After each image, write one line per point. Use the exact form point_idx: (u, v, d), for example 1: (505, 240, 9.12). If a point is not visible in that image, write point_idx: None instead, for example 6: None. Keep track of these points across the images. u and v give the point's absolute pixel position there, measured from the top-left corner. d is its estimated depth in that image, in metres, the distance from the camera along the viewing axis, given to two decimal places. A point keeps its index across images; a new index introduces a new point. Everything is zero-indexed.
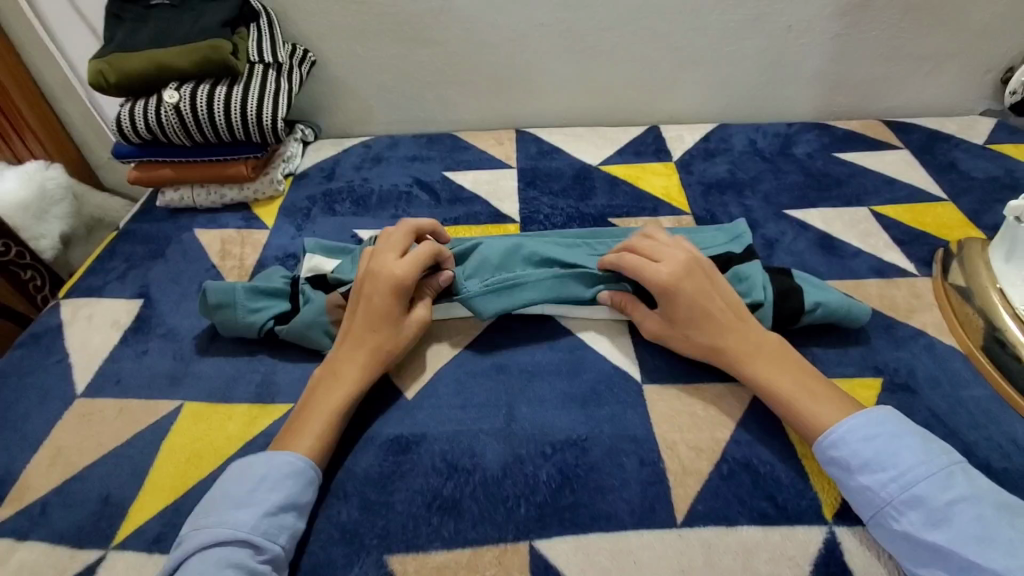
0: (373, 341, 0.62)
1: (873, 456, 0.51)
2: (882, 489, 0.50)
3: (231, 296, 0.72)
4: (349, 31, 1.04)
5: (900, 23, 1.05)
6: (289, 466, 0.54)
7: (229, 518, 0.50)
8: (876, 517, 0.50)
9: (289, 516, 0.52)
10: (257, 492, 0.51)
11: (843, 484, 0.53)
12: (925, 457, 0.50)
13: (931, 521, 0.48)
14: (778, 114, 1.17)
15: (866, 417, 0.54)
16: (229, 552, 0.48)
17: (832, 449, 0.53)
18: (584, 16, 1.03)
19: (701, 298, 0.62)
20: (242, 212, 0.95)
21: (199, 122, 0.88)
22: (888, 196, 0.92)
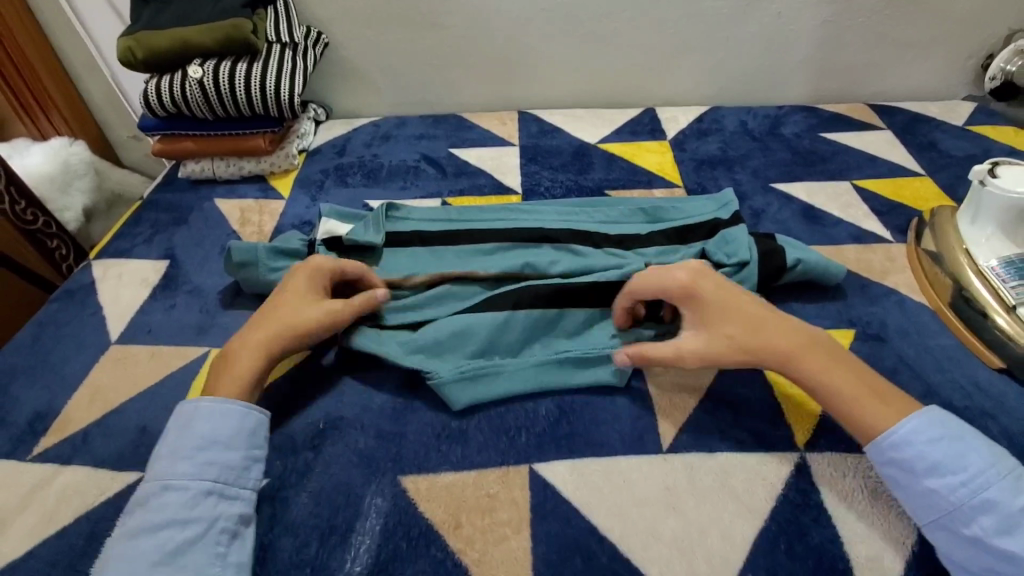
0: (284, 314, 0.63)
1: (942, 459, 0.50)
2: (952, 491, 0.49)
3: (253, 255, 0.77)
4: (361, 15, 1.09)
5: (884, 10, 1.11)
6: (200, 412, 0.55)
7: (152, 473, 0.52)
8: (937, 522, 0.49)
9: (214, 452, 0.53)
10: (173, 444, 0.54)
11: (900, 486, 0.51)
12: (992, 459, 0.49)
13: (1003, 527, 0.47)
14: (768, 98, 1.22)
15: (934, 420, 0.51)
16: (159, 499, 0.50)
17: (892, 449, 0.52)
18: (584, 2, 1.09)
19: (727, 304, 0.59)
20: (259, 184, 1.00)
21: (221, 96, 0.93)
22: (869, 171, 0.97)
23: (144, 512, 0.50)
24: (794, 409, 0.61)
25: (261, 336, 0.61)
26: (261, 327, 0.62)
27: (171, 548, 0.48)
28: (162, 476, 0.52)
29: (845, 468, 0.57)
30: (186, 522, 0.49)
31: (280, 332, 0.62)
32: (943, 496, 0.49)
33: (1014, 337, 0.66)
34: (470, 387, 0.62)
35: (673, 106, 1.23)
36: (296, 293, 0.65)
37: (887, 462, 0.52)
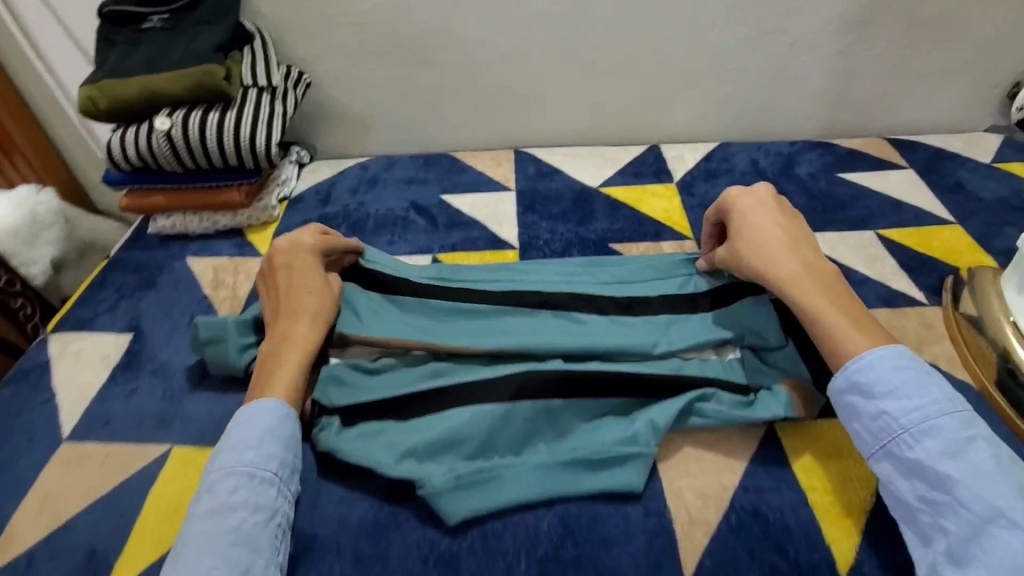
0: (315, 302, 0.66)
1: (900, 385, 0.54)
2: (902, 416, 0.52)
3: (222, 331, 0.69)
4: (344, 52, 1.02)
5: (903, 39, 1.04)
6: (259, 407, 0.58)
7: (217, 460, 0.54)
8: (885, 447, 0.53)
9: (275, 447, 0.56)
10: (237, 435, 0.56)
11: (856, 413, 0.55)
12: (951, 395, 0.53)
13: (944, 452, 0.50)
14: (780, 132, 1.15)
15: (901, 356, 0.55)
16: (228, 484, 0.52)
17: (857, 374, 0.56)
18: (583, 36, 1.02)
19: (762, 228, 0.68)
20: (235, 239, 0.93)
21: (191, 148, 0.86)
22: (895, 219, 0.90)
23: (214, 495, 0.51)
24: (831, 524, 0.54)
25: (306, 326, 0.64)
26: (302, 318, 0.65)
27: (245, 530, 0.50)
28: (228, 465, 0.54)
29: None
30: (256, 507, 0.52)
31: (319, 319, 0.66)
32: (893, 417, 0.52)
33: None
34: (466, 497, 0.55)
35: (677, 142, 1.16)
36: (314, 279, 0.68)
37: (850, 388, 0.56)
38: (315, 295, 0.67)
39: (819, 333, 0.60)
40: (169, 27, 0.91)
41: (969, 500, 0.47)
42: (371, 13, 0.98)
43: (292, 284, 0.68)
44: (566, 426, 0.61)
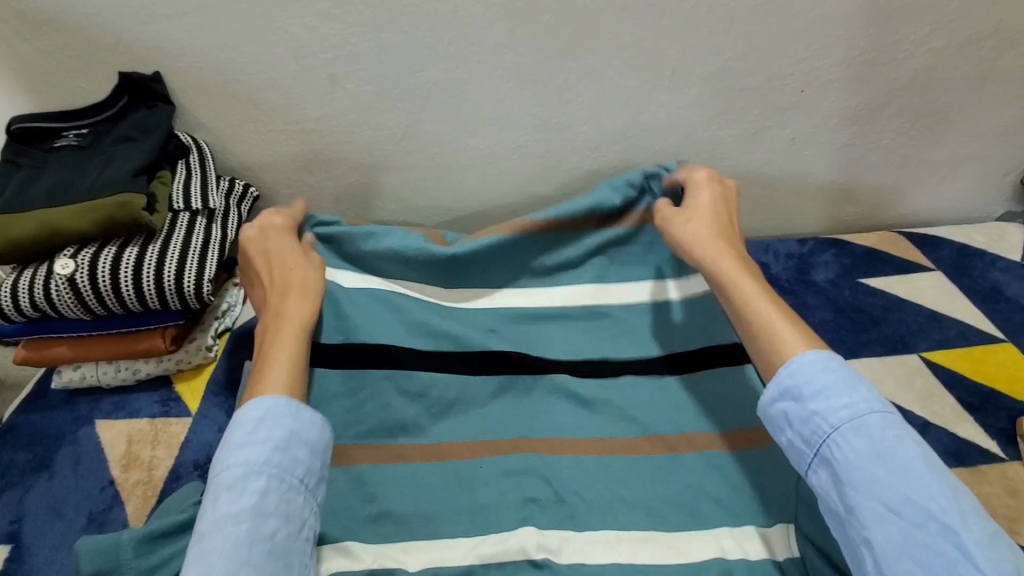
0: (301, 280, 0.67)
1: (828, 385, 0.51)
2: (832, 416, 0.50)
3: (115, 556, 0.51)
4: (297, 161, 0.90)
5: (911, 130, 0.96)
6: (277, 412, 0.54)
7: (235, 457, 0.51)
8: (819, 453, 0.50)
9: (300, 452, 0.53)
10: (261, 434, 0.52)
11: (787, 418, 0.52)
12: (873, 391, 0.51)
13: (871, 453, 0.48)
14: (786, 227, 1.05)
15: (829, 355, 0.53)
16: (258, 488, 0.49)
17: (789, 377, 0.53)
18: (566, 136, 0.91)
19: (715, 211, 0.68)
20: (159, 391, 0.77)
21: (99, 293, 0.71)
22: (937, 337, 0.78)
23: (243, 498, 0.49)
24: None
25: (298, 303, 0.65)
26: (293, 294, 0.65)
27: (276, 543, 0.49)
28: (255, 463, 0.50)
29: None
30: (286, 521, 0.50)
31: (312, 294, 0.66)
32: (823, 419, 0.50)
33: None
34: None
35: None
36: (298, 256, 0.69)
37: (781, 394, 0.53)
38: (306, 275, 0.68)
39: (752, 316, 0.58)
40: (87, 144, 0.80)
41: (896, 502, 0.46)
42: (325, 121, 0.86)
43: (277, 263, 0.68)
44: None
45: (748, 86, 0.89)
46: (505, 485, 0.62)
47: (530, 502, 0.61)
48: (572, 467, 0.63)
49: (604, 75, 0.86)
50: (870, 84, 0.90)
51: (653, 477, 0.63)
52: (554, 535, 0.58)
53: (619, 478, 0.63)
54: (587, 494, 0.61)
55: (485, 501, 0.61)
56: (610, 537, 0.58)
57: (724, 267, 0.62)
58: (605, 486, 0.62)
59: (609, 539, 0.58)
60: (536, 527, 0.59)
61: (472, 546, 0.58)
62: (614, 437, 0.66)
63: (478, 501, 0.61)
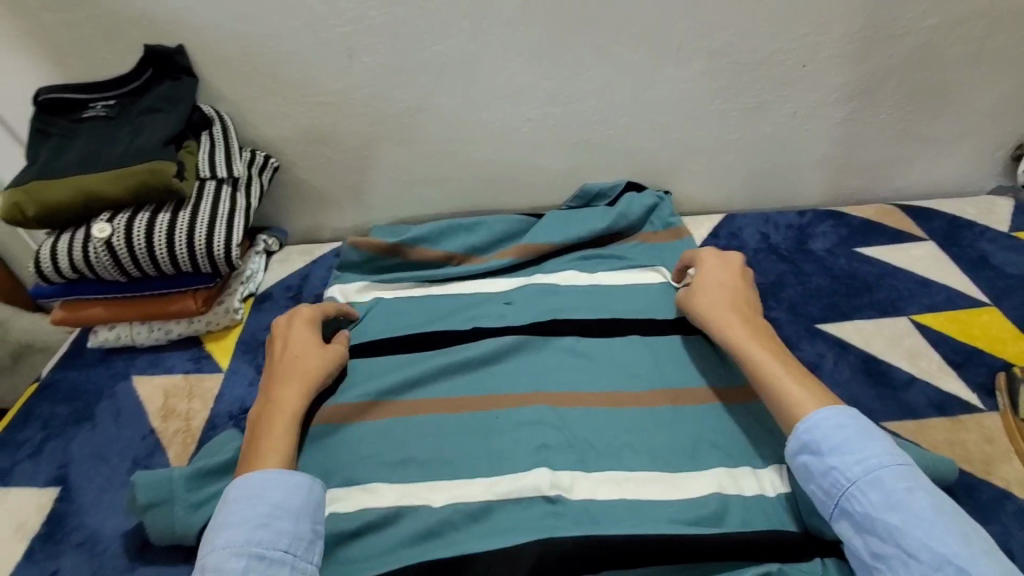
0: (302, 367, 0.68)
1: (842, 441, 0.54)
2: (848, 470, 0.53)
3: (167, 491, 0.58)
4: (315, 133, 0.93)
5: (907, 106, 0.99)
6: (257, 481, 0.55)
7: (218, 541, 0.51)
8: (841, 505, 0.53)
9: (283, 523, 0.53)
10: (240, 503, 0.53)
11: (809, 472, 0.56)
12: (887, 446, 0.54)
13: (887, 504, 0.51)
14: (785, 201, 1.09)
15: (844, 414, 0.56)
16: (236, 569, 0.49)
17: (806, 435, 0.56)
18: (575, 110, 0.94)
19: (722, 283, 0.74)
20: (190, 350, 0.81)
21: (134, 256, 0.75)
22: (926, 301, 0.83)
23: None
24: None
25: (294, 390, 0.65)
26: (291, 382, 0.66)
27: None
28: (235, 544, 0.51)
29: None
30: None
31: (309, 383, 0.66)
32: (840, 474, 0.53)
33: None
34: None
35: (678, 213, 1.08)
36: (302, 344, 0.70)
37: (801, 448, 0.57)
38: (307, 360, 0.69)
39: (765, 381, 0.62)
40: (114, 115, 0.83)
41: (918, 550, 0.48)
42: (342, 94, 0.89)
43: (279, 352, 0.70)
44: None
45: (751, 62, 0.92)
46: (520, 433, 0.67)
47: (545, 447, 0.65)
48: (581, 417, 0.68)
49: (612, 49, 0.89)
50: (868, 60, 0.93)
51: (657, 428, 0.68)
52: (569, 476, 0.63)
53: (625, 427, 0.68)
54: (596, 441, 0.66)
55: (502, 446, 0.66)
56: (620, 477, 0.63)
57: (729, 334, 0.68)
58: (614, 436, 0.67)
59: (619, 479, 0.63)
60: (551, 467, 0.63)
61: (492, 485, 0.62)
62: (621, 392, 0.71)
63: (495, 447, 0.66)
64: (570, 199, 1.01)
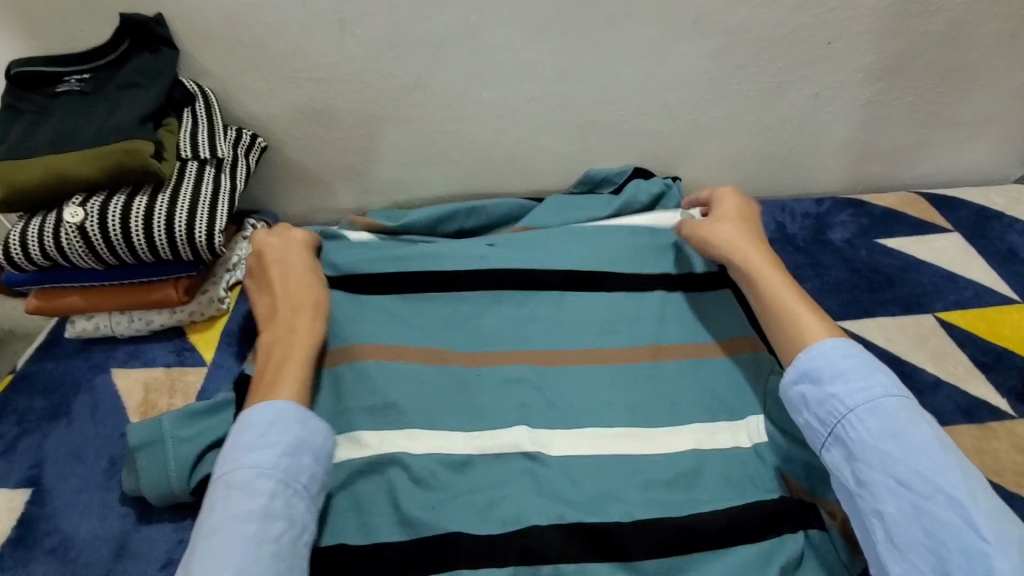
0: (311, 293, 0.66)
1: (848, 370, 0.55)
2: (849, 398, 0.53)
3: (157, 431, 0.58)
4: (306, 111, 0.87)
5: (936, 87, 0.93)
6: (281, 409, 0.54)
7: (243, 459, 0.51)
8: (834, 434, 0.54)
9: (306, 458, 0.53)
10: (263, 429, 0.53)
11: (805, 400, 0.56)
12: (886, 377, 0.55)
13: (886, 432, 0.51)
14: (802, 188, 1.03)
15: (851, 345, 0.56)
16: (263, 490, 0.50)
17: (807, 364, 0.56)
18: (583, 88, 0.88)
19: (744, 218, 0.73)
20: (173, 342, 0.77)
21: (110, 242, 0.70)
22: (953, 298, 0.78)
23: (249, 501, 0.49)
24: None
25: (309, 318, 0.64)
26: (304, 311, 0.64)
27: (282, 545, 0.48)
28: (263, 465, 0.51)
29: None
30: (291, 522, 0.50)
31: (313, 306, 0.65)
32: (840, 401, 0.53)
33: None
34: None
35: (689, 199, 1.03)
36: (301, 269, 0.69)
37: (802, 377, 0.57)
38: (310, 284, 0.67)
39: (780, 308, 0.61)
40: (89, 89, 0.77)
41: (910, 478, 0.49)
42: (334, 69, 0.83)
43: (277, 277, 0.68)
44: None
45: (772, 38, 0.86)
46: (499, 383, 0.65)
47: (520, 406, 0.63)
48: (569, 377, 0.66)
49: (624, 24, 0.83)
50: (898, 38, 0.87)
51: (647, 397, 0.64)
52: (546, 433, 0.61)
53: (615, 389, 0.65)
54: (581, 405, 0.63)
55: (485, 403, 0.63)
56: (596, 435, 0.61)
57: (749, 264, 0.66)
58: (593, 393, 0.65)
59: (604, 445, 0.61)
60: (529, 425, 0.62)
61: (471, 440, 0.60)
62: (602, 343, 0.69)
63: (475, 403, 0.63)
64: (575, 184, 0.97)
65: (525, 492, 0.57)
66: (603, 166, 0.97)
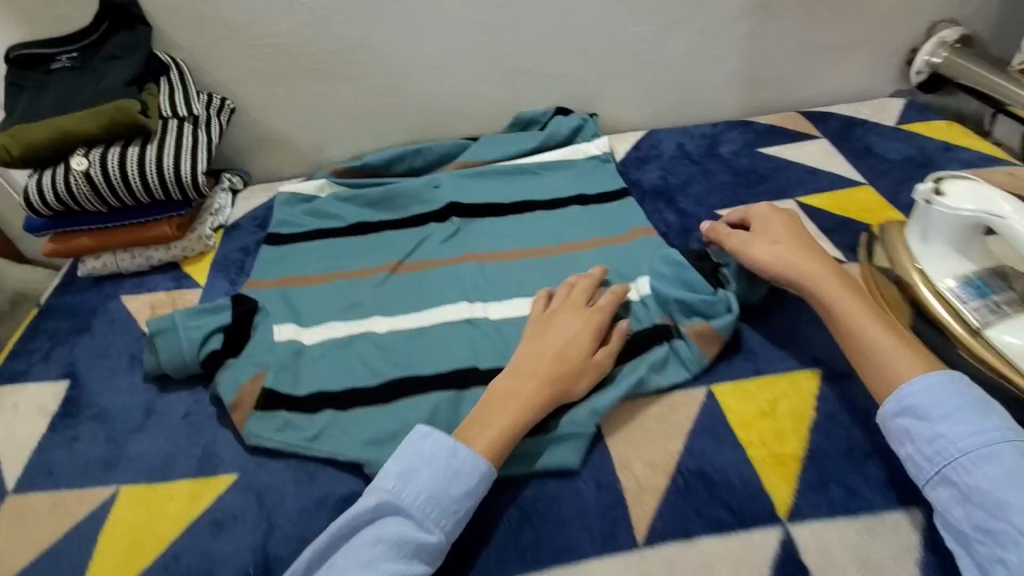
0: (557, 358, 0.64)
1: (954, 410, 0.53)
2: (960, 441, 0.52)
3: (170, 322, 0.74)
4: (267, 74, 1.01)
5: (804, 18, 1.10)
6: (474, 466, 0.56)
7: (403, 488, 0.55)
8: (942, 473, 0.52)
9: (456, 507, 0.55)
10: (436, 464, 0.56)
11: (908, 433, 0.55)
12: (1007, 423, 0.52)
13: (1004, 479, 0.49)
14: (705, 116, 1.20)
15: (958, 382, 0.55)
16: (399, 525, 0.53)
17: (911, 399, 0.55)
18: (504, 39, 1.04)
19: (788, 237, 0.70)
20: (171, 273, 0.92)
21: (112, 186, 0.84)
22: (812, 186, 0.95)
23: (385, 529, 0.53)
24: (775, 470, 0.59)
25: (537, 385, 0.62)
26: (542, 376, 0.63)
27: None
28: (416, 501, 0.54)
29: (831, 539, 0.54)
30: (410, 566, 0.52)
31: (557, 386, 0.62)
32: (951, 441, 0.52)
33: (1004, 378, 0.61)
34: None
35: (609, 133, 1.19)
36: (585, 333, 0.67)
37: (903, 410, 0.56)
38: (577, 359, 0.64)
39: (868, 355, 0.59)
40: (79, 64, 0.91)
41: None
42: (288, 35, 0.98)
43: (565, 326, 0.67)
44: None
45: None
46: (446, 279, 0.84)
47: (468, 290, 0.82)
48: (500, 268, 0.85)
49: None
50: None
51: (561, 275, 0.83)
52: (481, 303, 0.79)
53: (535, 273, 0.84)
54: (508, 284, 0.82)
55: (434, 291, 0.82)
56: (523, 301, 0.79)
57: (828, 306, 0.64)
58: (521, 275, 0.84)
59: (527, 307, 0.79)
60: (470, 300, 0.80)
61: (424, 317, 0.79)
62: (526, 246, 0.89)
63: (428, 292, 0.82)
64: (509, 126, 1.12)
65: (465, 339, 0.75)
66: (531, 109, 1.12)
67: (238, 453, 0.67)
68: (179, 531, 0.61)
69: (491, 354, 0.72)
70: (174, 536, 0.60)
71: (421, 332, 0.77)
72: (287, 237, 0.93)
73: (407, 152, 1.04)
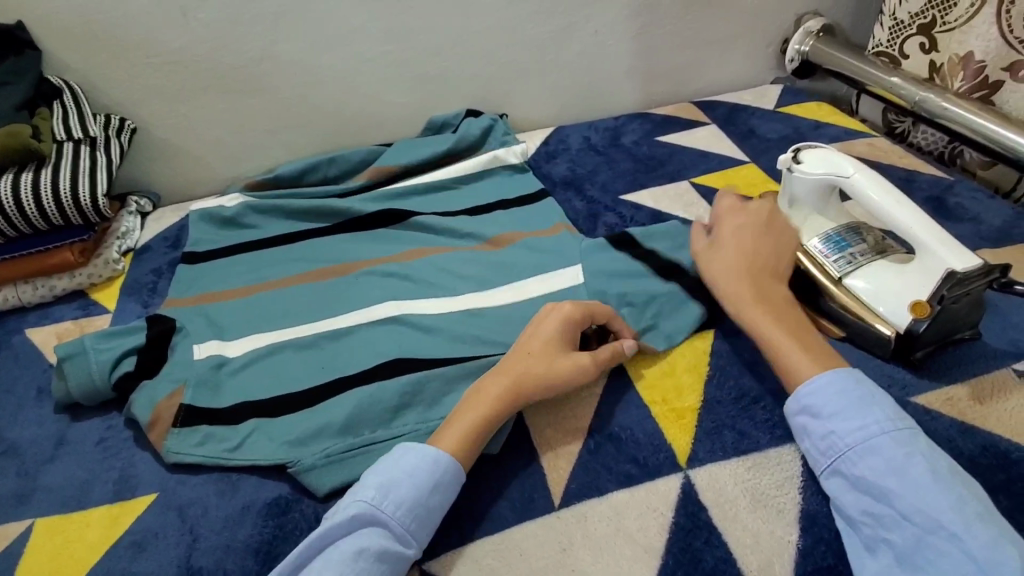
0: (529, 363, 0.65)
1: (841, 406, 0.58)
2: (846, 435, 0.56)
3: (79, 346, 0.73)
4: (168, 92, 1.00)
5: (687, 15, 1.19)
6: (440, 465, 0.57)
7: (386, 500, 0.55)
8: (834, 465, 0.57)
9: (433, 520, 0.56)
10: (418, 474, 0.56)
11: (805, 430, 0.60)
12: (888, 413, 0.57)
13: (885, 469, 0.53)
14: (609, 110, 1.28)
15: (846, 375, 0.60)
16: (378, 537, 0.53)
17: (806, 397, 0.60)
18: (408, 46, 1.07)
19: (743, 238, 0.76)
20: (77, 301, 0.89)
21: (6, 214, 0.81)
22: (704, 167, 1.04)
23: (364, 539, 0.52)
24: (675, 423, 0.65)
25: (503, 386, 0.63)
26: (508, 377, 0.64)
27: None
28: (396, 512, 0.54)
29: (724, 477, 0.60)
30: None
31: (525, 388, 0.63)
32: (838, 438, 0.56)
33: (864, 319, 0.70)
34: (335, 470, 0.63)
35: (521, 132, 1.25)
36: (562, 332, 0.67)
37: (802, 408, 0.60)
38: (548, 360, 0.65)
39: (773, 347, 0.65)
40: None
41: (911, 513, 0.50)
42: (186, 51, 0.97)
43: (542, 325, 0.68)
44: (431, 390, 0.69)
45: None
46: (370, 280, 0.86)
47: (392, 289, 0.84)
48: (422, 265, 0.87)
49: None
50: None
51: (481, 267, 0.86)
52: (403, 301, 0.82)
53: (455, 267, 0.87)
54: (429, 279, 0.85)
55: (357, 293, 0.84)
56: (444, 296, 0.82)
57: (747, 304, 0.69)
58: (442, 270, 0.87)
59: (448, 300, 0.82)
60: (393, 299, 0.82)
61: (347, 320, 0.80)
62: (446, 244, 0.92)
63: (351, 294, 0.84)
64: (423, 131, 1.15)
65: (389, 336, 0.77)
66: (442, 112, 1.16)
67: (157, 472, 0.66)
68: (98, 556, 0.60)
69: (415, 347, 0.75)
70: (93, 561, 0.59)
71: (346, 333, 0.78)
72: (203, 254, 0.92)
73: (321, 162, 1.05)
